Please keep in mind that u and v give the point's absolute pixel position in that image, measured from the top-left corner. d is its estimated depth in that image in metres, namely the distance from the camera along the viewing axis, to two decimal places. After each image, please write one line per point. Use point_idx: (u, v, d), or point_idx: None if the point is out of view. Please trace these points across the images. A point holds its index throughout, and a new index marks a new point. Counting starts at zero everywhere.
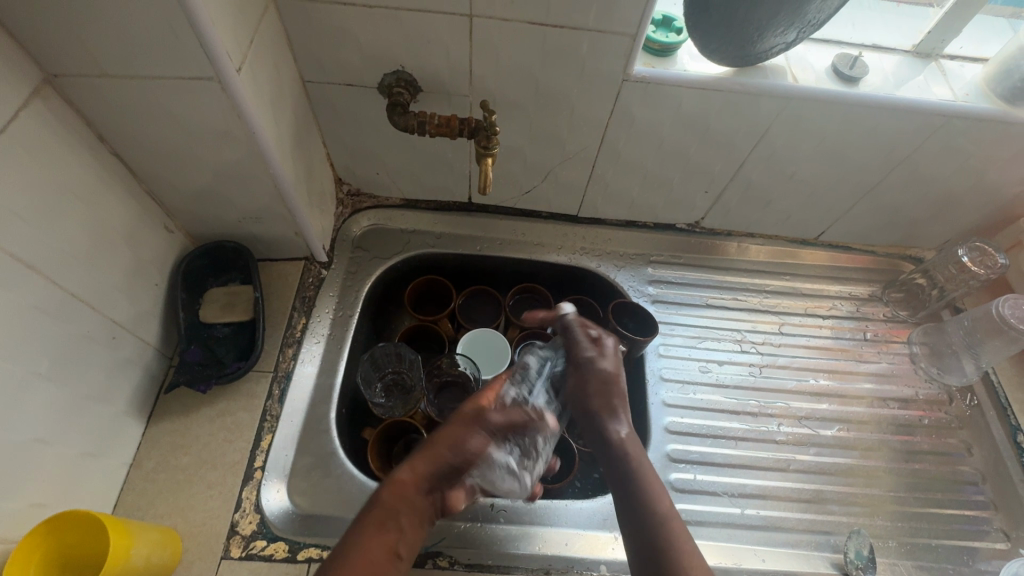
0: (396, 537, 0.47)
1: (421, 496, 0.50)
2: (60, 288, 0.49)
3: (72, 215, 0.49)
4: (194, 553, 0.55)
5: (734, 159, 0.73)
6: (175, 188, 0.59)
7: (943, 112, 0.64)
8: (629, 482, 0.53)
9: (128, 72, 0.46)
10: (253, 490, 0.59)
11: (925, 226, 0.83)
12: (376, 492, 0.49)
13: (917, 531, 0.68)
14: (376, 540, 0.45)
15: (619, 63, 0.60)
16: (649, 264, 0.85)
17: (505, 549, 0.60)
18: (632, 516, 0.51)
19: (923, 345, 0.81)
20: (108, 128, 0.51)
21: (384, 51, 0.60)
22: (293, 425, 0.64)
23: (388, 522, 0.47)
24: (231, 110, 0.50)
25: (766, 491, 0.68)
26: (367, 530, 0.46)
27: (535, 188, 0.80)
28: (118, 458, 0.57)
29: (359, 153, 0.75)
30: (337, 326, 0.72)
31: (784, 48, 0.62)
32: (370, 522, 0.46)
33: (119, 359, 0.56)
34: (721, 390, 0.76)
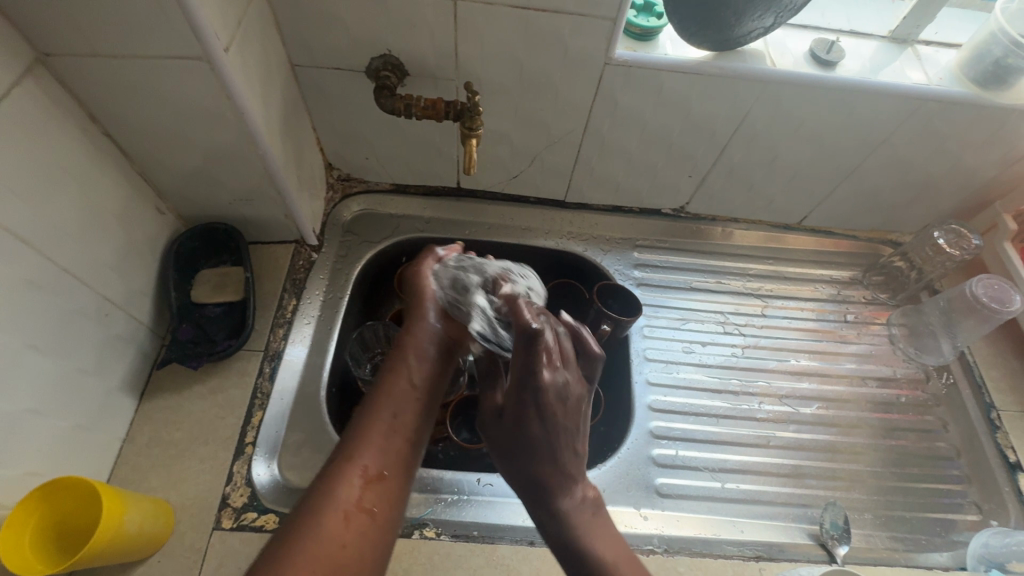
0: (413, 384, 0.52)
1: (428, 352, 0.55)
2: (53, 264, 0.50)
3: (64, 192, 0.51)
4: (186, 524, 0.56)
5: (716, 143, 0.75)
6: (166, 168, 0.60)
7: (917, 95, 0.66)
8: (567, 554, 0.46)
9: (118, 52, 0.47)
10: (244, 464, 0.60)
11: (904, 210, 0.84)
12: (390, 353, 0.55)
13: (893, 504, 0.70)
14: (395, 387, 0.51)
15: (601, 47, 0.62)
16: (635, 248, 0.87)
17: (490, 521, 0.61)
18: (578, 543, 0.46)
19: (902, 326, 0.83)
20: (99, 108, 0.52)
21: (371, 35, 0.61)
22: (283, 402, 0.65)
23: (403, 372, 0.53)
24: (219, 89, 0.52)
25: (747, 466, 0.70)
26: (387, 381, 0.52)
27: (522, 173, 0.81)
28: (111, 433, 0.58)
29: (349, 138, 0.76)
30: (328, 307, 0.73)
31: (763, 33, 0.63)
32: (390, 374, 0.52)
33: (111, 336, 0.58)
34: (704, 370, 0.77)
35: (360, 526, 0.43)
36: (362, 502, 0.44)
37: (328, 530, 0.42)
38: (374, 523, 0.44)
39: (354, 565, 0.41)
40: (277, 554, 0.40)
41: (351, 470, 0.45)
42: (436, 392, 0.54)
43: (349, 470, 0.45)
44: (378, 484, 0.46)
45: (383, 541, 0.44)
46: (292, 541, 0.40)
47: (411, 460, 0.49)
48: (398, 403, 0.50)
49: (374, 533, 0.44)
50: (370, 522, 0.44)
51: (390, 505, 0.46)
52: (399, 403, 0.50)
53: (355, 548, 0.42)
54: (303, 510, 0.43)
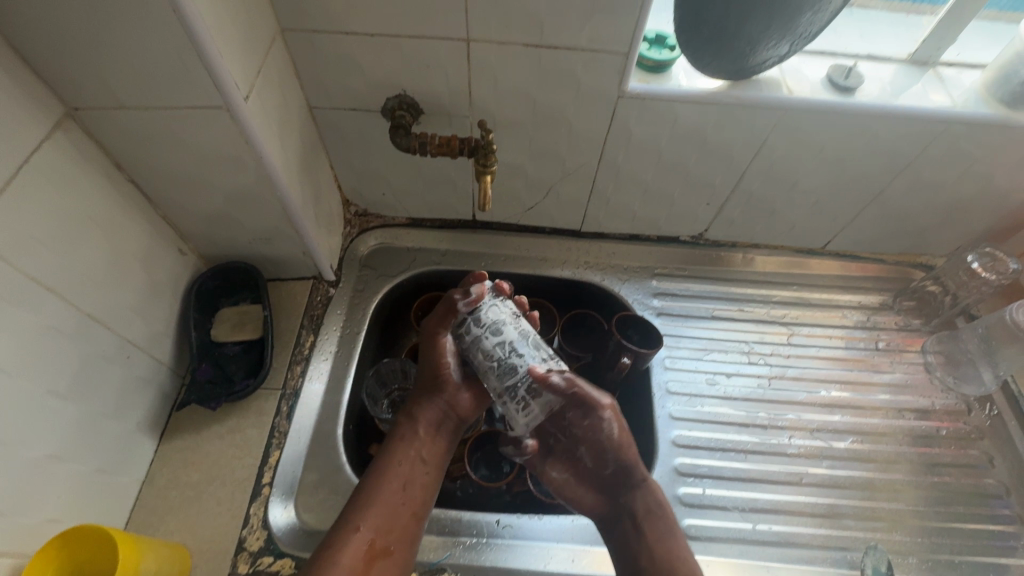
0: (418, 459, 0.59)
1: (433, 427, 0.60)
2: (78, 310, 0.51)
3: (90, 238, 0.52)
4: (202, 569, 0.56)
5: (733, 171, 0.74)
6: (188, 211, 0.61)
7: (942, 118, 0.64)
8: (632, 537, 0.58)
9: (144, 104, 0.49)
10: (260, 506, 0.60)
11: (933, 233, 0.81)
12: (398, 425, 0.61)
13: (938, 546, 0.66)
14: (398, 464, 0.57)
15: (614, 81, 0.62)
16: (653, 277, 0.85)
17: (510, 565, 0.59)
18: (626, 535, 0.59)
19: (938, 354, 0.79)
20: (125, 156, 0.54)
21: (387, 77, 0.63)
22: (300, 441, 0.65)
23: (410, 447, 0.59)
24: (239, 136, 0.53)
25: (779, 505, 0.67)
26: (394, 453, 0.58)
27: (537, 204, 0.81)
28: (130, 475, 0.58)
29: (365, 175, 0.77)
30: (345, 343, 0.73)
31: (778, 61, 0.63)
32: (395, 448, 0.58)
33: (132, 377, 0.58)
34: (729, 403, 0.75)
35: None
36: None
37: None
38: None
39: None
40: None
41: (355, 542, 0.51)
42: (439, 465, 0.60)
43: (352, 543, 0.51)
44: (378, 556, 0.52)
45: None
46: None
47: (411, 534, 0.55)
48: (404, 477, 0.57)
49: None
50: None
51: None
52: (403, 478, 0.56)
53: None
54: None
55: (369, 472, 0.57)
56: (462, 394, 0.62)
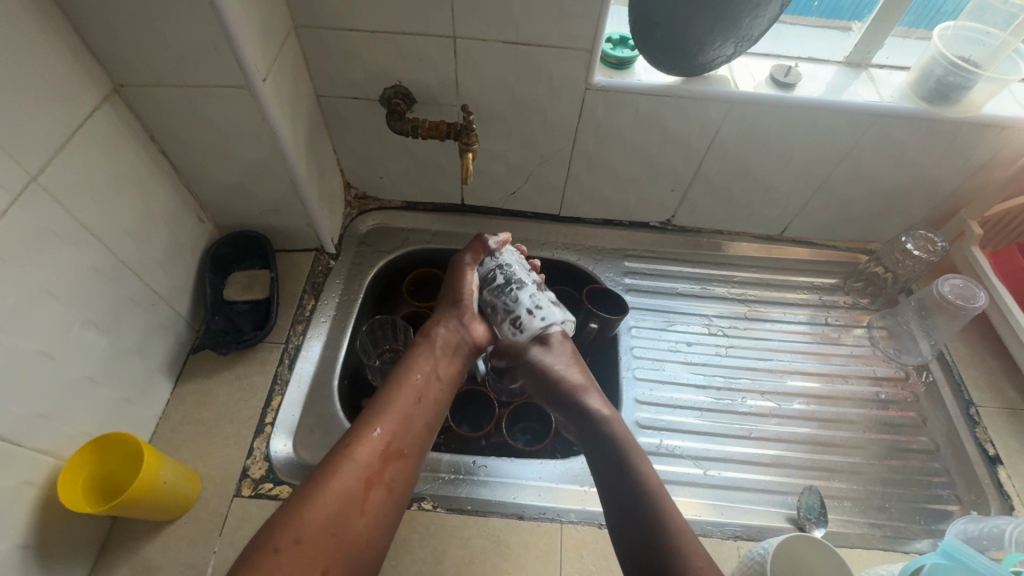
0: (431, 378, 0.64)
1: (446, 352, 0.67)
2: (115, 257, 0.59)
3: (128, 197, 0.61)
4: (211, 491, 0.63)
5: (692, 159, 0.83)
6: (208, 181, 0.70)
7: (870, 112, 0.73)
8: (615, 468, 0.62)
9: (178, 83, 0.58)
10: (263, 441, 0.67)
11: (878, 220, 0.90)
12: (413, 349, 0.66)
13: (873, 493, 0.72)
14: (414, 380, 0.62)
15: (582, 74, 0.71)
16: (624, 258, 0.94)
17: (483, 497, 0.66)
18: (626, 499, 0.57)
19: (882, 329, 0.87)
20: (158, 129, 0.63)
21: (385, 69, 0.72)
22: (299, 389, 0.73)
23: (424, 366, 0.64)
24: (257, 113, 0.62)
25: (729, 455, 0.74)
26: (409, 370, 0.63)
27: (519, 189, 0.90)
28: (149, 410, 0.66)
29: (365, 159, 0.87)
30: (342, 307, 0.82)
31: (726, 61, 0.72)
32: (411, 366, 0.64)
33: (155, 323, 0.66)
34: (689, 368, 0.82)
35: (374, 491, 0.53)
36: (378, 471, 0.54)
37: (348, 490, 0.52)
38: (387, 490, 0.54)
39: (364, 524, 0.52)
40: (300, 505, 0.50)
41: (373, 442, 0.56)
42: (450, 387, 0.66)
43: (370, 442, 0.55)
44: (394, 457, 0.56)
45: (392, 508, 0.54)
46: (313, 496, 0.50)
47: (423, 442, 0.59)
48: (418, 390, 0.62)
49: (384, 501, 0.54)
50: (383, 490, 0.54)
51: (403, 478, 0.56)
52: (418, 392, 0.62)
53: (368, 511, 0.52)
54: (325, 474, 0.52)
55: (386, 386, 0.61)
56: (476, 324, 0.70)
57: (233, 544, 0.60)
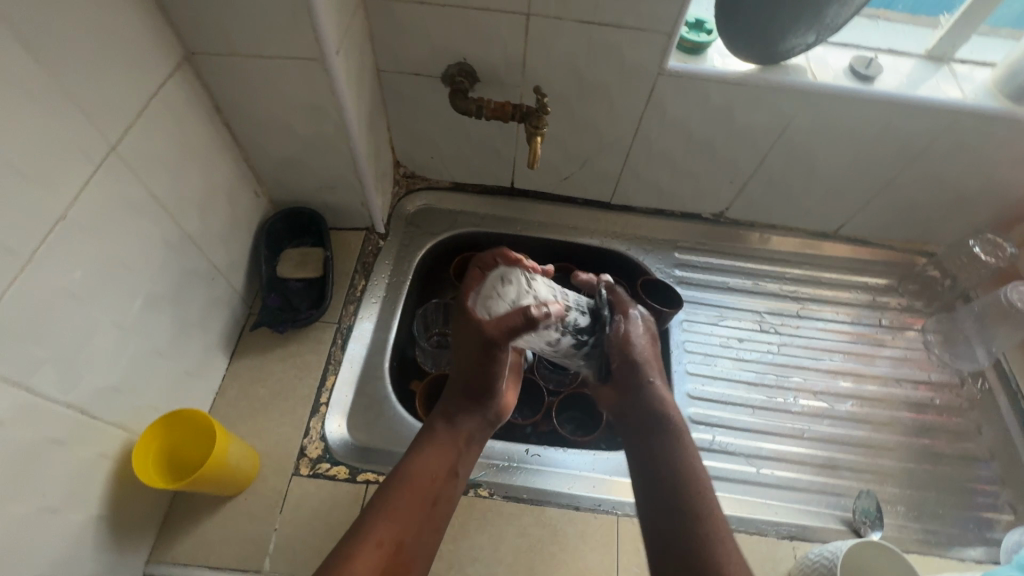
0: (440, 472, 0.60)
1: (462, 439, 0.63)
2: (181, 231, 0.58)
3: (193, 170, 0.59)
4: (269, 469, 0.63)
5: (757, 151, 0.80)
6: (268, 155, 0.69)
7: (952, 110, 0.70)
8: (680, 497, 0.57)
9: (250, 52, 0.56)
10: (318, 421, 0.67)
11: (941, 221, 0.87)
12: (427, 431, 0.62)
13: (925, 499, 0.72)
14: (425, 471, 0.59)
15: (656, 59, 0.68)
16: (675, 249, 0.92)
17: (537, 486, 0.66)
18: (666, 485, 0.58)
19: (937, 333, 0.86)
20: (224, 99, 0.61)
21: (450, 45, 0.70)
22: (353, 369, 0.72)
23: (434, 455, 0.60)
24: (326, 87, 0.60)
25: (781, 454, 0.74)
26: (420, 460, 0.60)
27: (572, 174, 0.88)
28: (207, 385, 0.66)
29: (418, 138, 0.84)
30: (393, 288, 0.81)
31: (805, 49, 0.69)
32: (422, 455, 0.60)
33: (214, 298, 0.66)
34: (741, 364, 0.81)
35: None
36: None
37: None
38: None
39: None
40: None
41: (369, 548, 0.52)
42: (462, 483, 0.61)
43: (370, 550, 0.52)
44: (394, 567, 0.53)
45: None
46: None
47: (428, 548, 0.56)
48: (427, 486, 0.58)
49: None
50: None
51: None
52: (425, 490, 0.58)
53: None
54: None
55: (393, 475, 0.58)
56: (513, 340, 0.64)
57: (293, 522, 0.60)
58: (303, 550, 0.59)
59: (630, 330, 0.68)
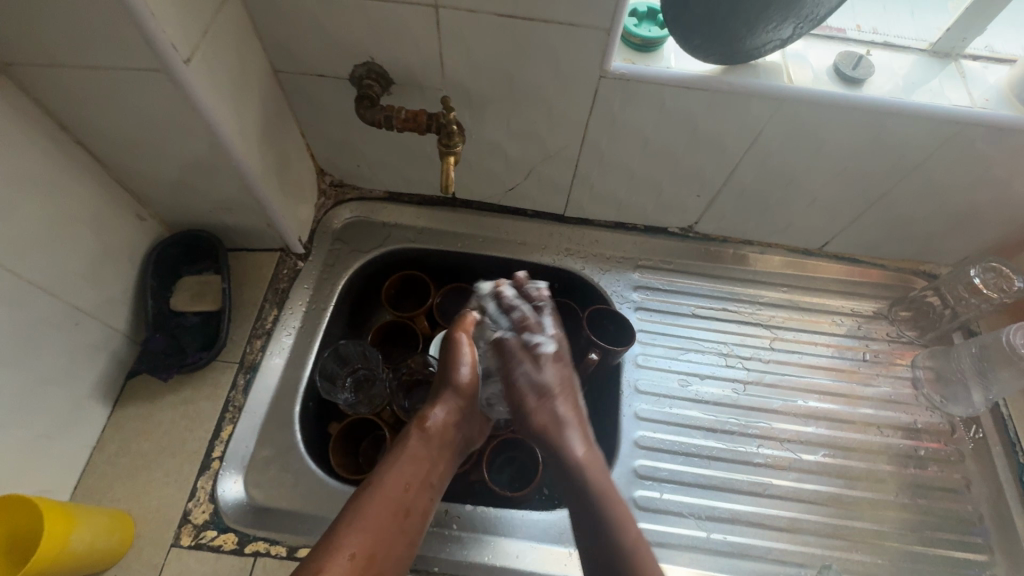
0: (419, 475, 0.56)
1: (440, 444, 0.59)
2: (16, 277, 0.50)
3: (30, 203, 0.50)
4: (145, 539, 0.56)
5: (725, 163, 0.69)
6: (142, 175, 0.59)
7: (956, 119, 0.58)
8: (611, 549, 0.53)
9: (78, 64, 0.46)
10: (208, 480, 0.60)
11: (941, 240, 0.76)
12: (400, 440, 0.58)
13: (899, 570, 0.64)
14: (401, 479, 0.55)
15: (596, 59, 0.57)
16: (635, 269, 0.82)
17: (452, 556, 0.59)
18: (590, 529, 0.55)
19: (928, 370, 0.75)
20: (68, 117, 0.51)
21: (353, 43, 0.59)
22: (253, 417, 0.64)
23: (411, 458, 0.57)
24: (184, 102, 0.50)
25: (737, 516, 0.65)
26: (394, 467, 0.55)
27: (517, 185, 0.77)
28: (79, 440, 0.58)
29: (339, 145, 0.74)
30: (309, 319, 0.72)
31: (780, 45, 0.57)
32: (399, 459, 0.56)
33: (81, 344, 0.57)
34: (700, 406, 0.72)
35: None
36: None
37: None
38: None
39: None
40: None
41: (341, 559, 0.48)
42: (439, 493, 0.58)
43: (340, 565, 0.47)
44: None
45: None
46: None
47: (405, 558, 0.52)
48: (405, 489, 0.54)
49: None
50: None
51: None
52: (403, 495, 0.54)
53: None
54: None
55: (366, 484, 0.54)
56: (462, 369, 0.62)
57: None
58: None
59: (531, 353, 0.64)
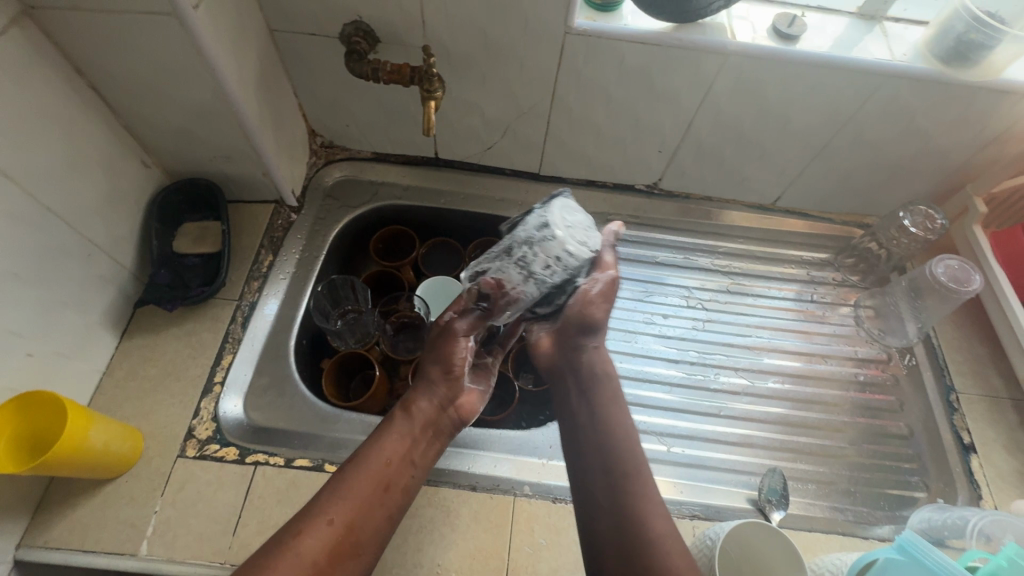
0: (402, 448, 0.55)
1: (426, 414, 0.58)
2: (36, 202, 0.55)
3: (50, 137, 0.55)
4: (153, 451, 0.61)
5: (682, 118, 0.76)
6: (148, 122, 0.65)
7: (879, 71, 0.66)
8: (616, 483, 0.55)
9: (95, 7, 0.51)
10: (211, 401, 0.65)
11: (878, 191, 0.84)
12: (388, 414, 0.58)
13: (839, 477, 0.71)
14: (384, 454, 0.53)
15: (561, 16, 0.63)
16: (605, 223, 0.88)
17: (436, 466, 0.65)
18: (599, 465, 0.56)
19: (869, 308, 0.83)
20: (83, 61, 0.57)
21: (342, 2, 0.65)
22: (251, 348, 0.69)
23: (396, 432, 0.56)
24: (190, 45, 0.55)
25: (695, 433, 0.72)
26: (380, 441, 0.55)
27: (496, 143, 0.84)
28: (89, 364, 0.63)
29: (329, 105, 0.80)
30: (302, 264, 0.78)
31: (724, 5, 0.64)
32: (384, 432, 0.56)
33: (92, 274, 0.63)
34: (663, 341, 0.79)
35: None
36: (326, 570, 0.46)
37: None
38: None
39: None
40: None
41: (318, 527, 0.47)
42: (424, 470, 0.56)
43: (317, 532, 0.47)
44: (348, 552, 0.48)
45: None
46: None
47: (385, 535, 0.51)
48: (388, 460, 0.53)
49: None
50: None
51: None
52: (386, 466, 0.53)
53: None
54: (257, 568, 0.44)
55: (351, 457, 0.53)
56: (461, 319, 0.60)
57: (174, 505, 0.59)
58: (182, 534, 0.57)
59: (594, 289, 0.60)
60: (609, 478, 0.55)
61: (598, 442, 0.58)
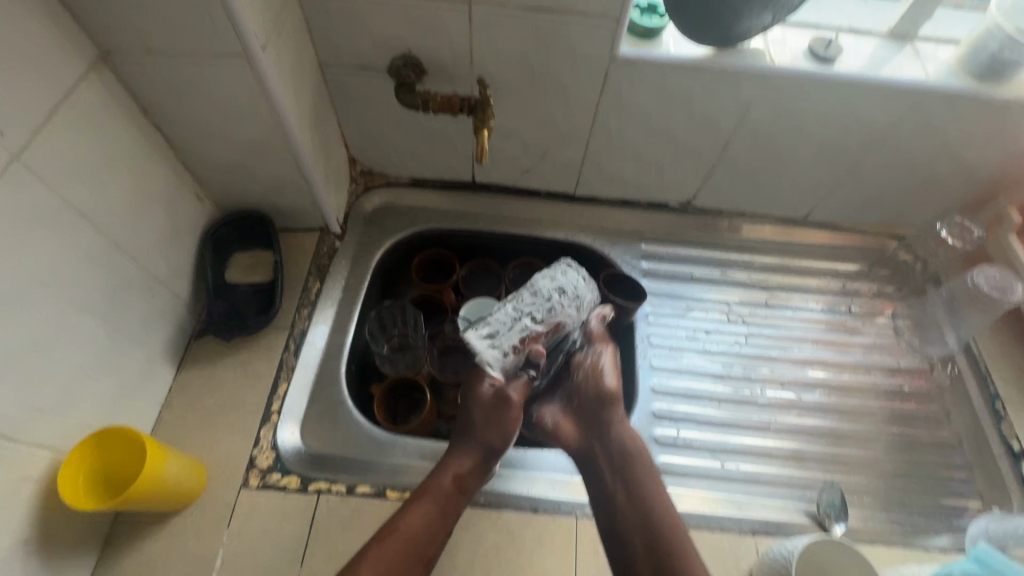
0: (440, 521, 0.56)
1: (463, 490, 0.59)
2: (108, 240, 0.56)
3: (120, 176, 0.57)
4: (217, 482, 0.61)
5: (719, 138, 0.78)
6: (205, 157, 0.66)
7: (915, 89, 0.68)
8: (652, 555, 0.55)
9: (169, 51, 0.53)
10: (269, 430, 0.65)
11: (910, 204, 0.86)
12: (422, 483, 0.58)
13: (892, 488, 0.71)
14: (419, 529, 0.54)
15: (606, 45, 0.65)
16: (641, 241, 0.90)
17: (495, 488, 0.64)
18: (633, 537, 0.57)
19: (908, 319, 0.85)
20: (150, 102, 0.59)
21: (393, 37, 0.67)
22: (306, 376, 0.70)
23: (432, 503, 0.56)
24: (255, 85, 0.57)
25: (747, 448, 0.72)
26: (415, 513, 0.55)
27: (533, 167, 0.85)
28: (151, 397, 0.64)
29: (372, 134, 0.82)
30: (349, 290, 0.78)
31: (763, 30, 0.66)
32: (418, 502, 0.56)
33: (154, 308, 0.63)
34: (707, 357, 0.80)
35: None
36: None
37: None
38: None
39: None
40: None
41: None
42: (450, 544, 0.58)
43: None
44: None
45: None
46: None
47: None
48: (423, 535, 0.54)
49: None
50: None
51: None
52: (421, 535, 0.54)
53: None
54: None
55: (386, 527, 0.54)
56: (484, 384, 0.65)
57: (241, 535, 0.59)
58: (251, 565, 0.57)
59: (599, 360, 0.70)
60: (642, 516, 0.57)
61: (626, 490, 0.60)
